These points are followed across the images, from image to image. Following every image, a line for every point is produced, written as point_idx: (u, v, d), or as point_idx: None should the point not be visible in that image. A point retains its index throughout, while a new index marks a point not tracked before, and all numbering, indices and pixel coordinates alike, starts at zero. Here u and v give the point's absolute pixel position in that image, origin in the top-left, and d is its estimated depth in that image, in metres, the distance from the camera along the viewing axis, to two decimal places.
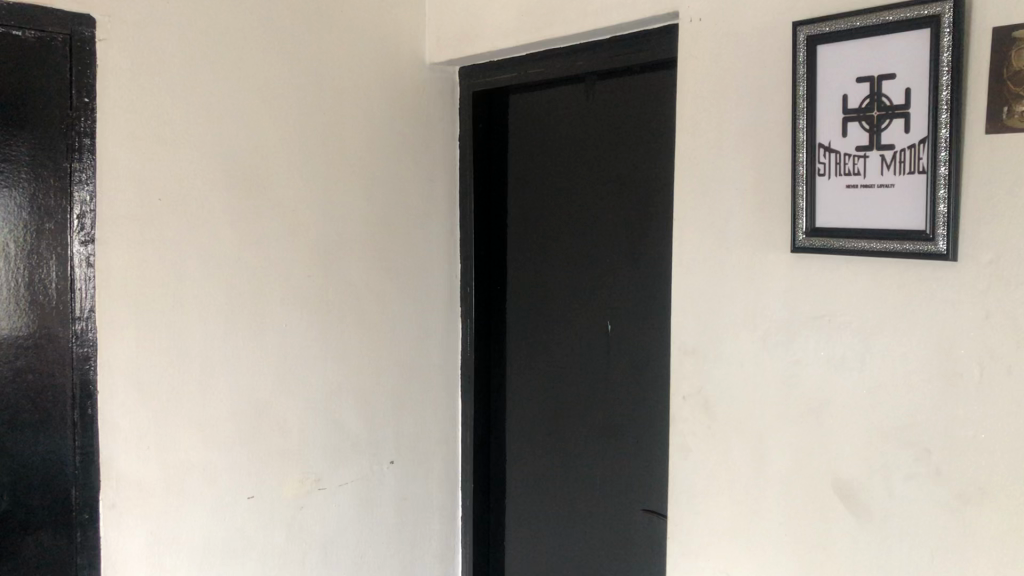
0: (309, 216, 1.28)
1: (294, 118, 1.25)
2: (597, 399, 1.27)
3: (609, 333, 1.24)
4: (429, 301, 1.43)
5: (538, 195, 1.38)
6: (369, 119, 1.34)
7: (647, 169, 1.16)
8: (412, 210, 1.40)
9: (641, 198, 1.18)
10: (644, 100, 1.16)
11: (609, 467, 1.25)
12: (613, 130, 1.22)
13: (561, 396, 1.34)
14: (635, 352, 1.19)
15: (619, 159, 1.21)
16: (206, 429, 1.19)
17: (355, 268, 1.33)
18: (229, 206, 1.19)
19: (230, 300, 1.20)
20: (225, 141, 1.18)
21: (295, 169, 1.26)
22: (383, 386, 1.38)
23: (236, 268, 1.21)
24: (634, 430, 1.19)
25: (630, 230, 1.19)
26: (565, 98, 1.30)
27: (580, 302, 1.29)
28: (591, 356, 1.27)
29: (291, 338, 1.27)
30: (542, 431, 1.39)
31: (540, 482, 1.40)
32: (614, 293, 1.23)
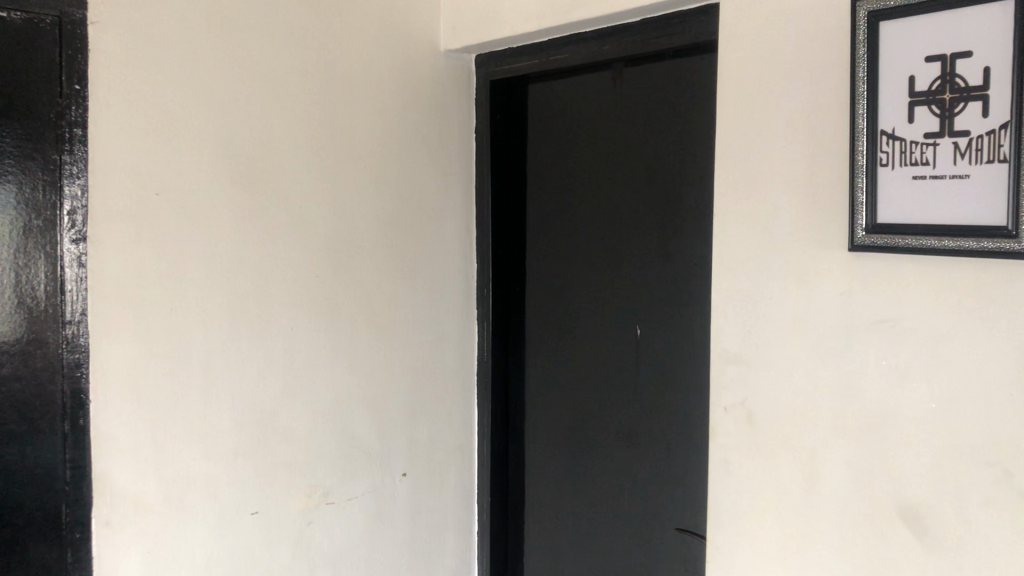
0: (318, 213, 1.20)
1: (302, 108, 1.17)
2: (627, 407, 1.19)
3: (639, 338, 1.16)
4: (444, 303, 1.36)
5: (560, 191, 1.30)
6: (382, 110, 1.26)
7: (683, 162, 1.09)
8: (426, 206, 1.32)
9: (675, 193, 1.10)
10: (679, 88, 1.09)
11: (642, 481, 1.17)
12: (645, 120, 1.14)
13: (585, 405, 1.26)
14: (670, 357, 1.12)
15: (651, 152, 1.13)
16: (208, 440, 1.11)
17: (367, 268, 1.26)
18: (233, 203, 1.12)
19: (235, 302, 1.12)
20: (227, 133, 1.11)
21: (303, 163, 1.18)
22: (396, 393, 1.30)
23: (240, 269, 1.13)
24: (674, 440, 1.12)
25: (664, 227, 1.12)
26: (591, 87, 1.22)
27: (607, 303, 1.22)
28: (620, 362, 1.20)
29: (299, 343, 1.19)
30: (565, 441, 1.31)
31: (562, 496, 1.32)
32: (646, 295, 1.15)
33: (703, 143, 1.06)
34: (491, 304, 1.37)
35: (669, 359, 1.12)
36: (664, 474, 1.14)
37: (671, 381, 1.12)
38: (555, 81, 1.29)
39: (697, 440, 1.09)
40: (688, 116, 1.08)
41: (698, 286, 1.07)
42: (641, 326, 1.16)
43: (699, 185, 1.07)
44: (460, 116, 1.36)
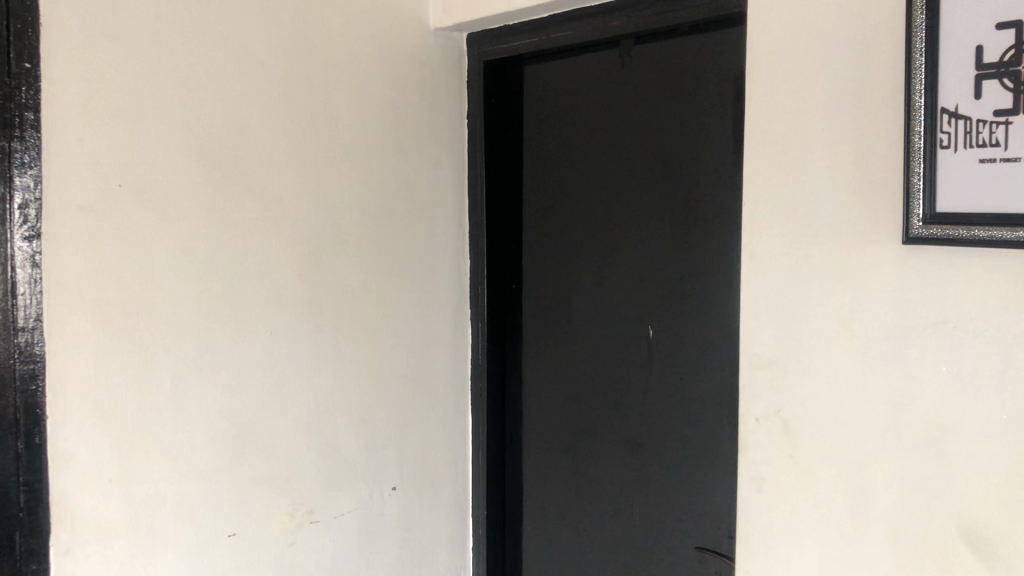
0: (301, 207, 1.10)
1: (281, 92, 1.07)
2: (643, 412, 1.12)
3: (652, 341, 1.11)
4: (434, 303, 1.26)
5: (561, 179, 1.22)
6: (368, 94, 1.16)
7: (707, 148, 1.02)
8: (416, 199, 1.23)
9: (696, 179, 1.04)
10: (701, 73, 1.03)
11: (665, 492, 1.10)
12: (658, 109, 1.08)
13: (591, 409, 1.19)
14: (693, 360, 1.05)
15: (664, 143, 1.07)
16: (179, 456, 1.01)
17: (354, 267, 1.16)
18: (205, 195, 1.01)
19: (209, 305, 1.02)
20: (199, 117, 1.00)
21: (283, 151, 1.08)
22: (385, 401, 1.20)
23: (213, 268, 1.02)
24: (706, 449, 1.04)
25: (679, 223, 1.06)
26: (594, 71, 1.15)
27: (620, 298, 1.14)
28: (630, 365, 1.13)
29: (278, 349, 1.09)
30: (569, 448, 1.23)
31: (565, 508, 1.24)
32: (657, 296, 1.10)
33: (737, 129, 0.99)
34: (485, 303, 1.28)
35: (695, 361, 1.05)
36: (694, 486, 1.06)
37: (695, 381, 1.06)
38: (552, 63, 1.21)
39: (728, 448, 1.02)
40: (710, 103, 1.02)
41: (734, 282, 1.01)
42: (654, 328, 1.10)
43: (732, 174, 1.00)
44: (450, 101, 1.27)
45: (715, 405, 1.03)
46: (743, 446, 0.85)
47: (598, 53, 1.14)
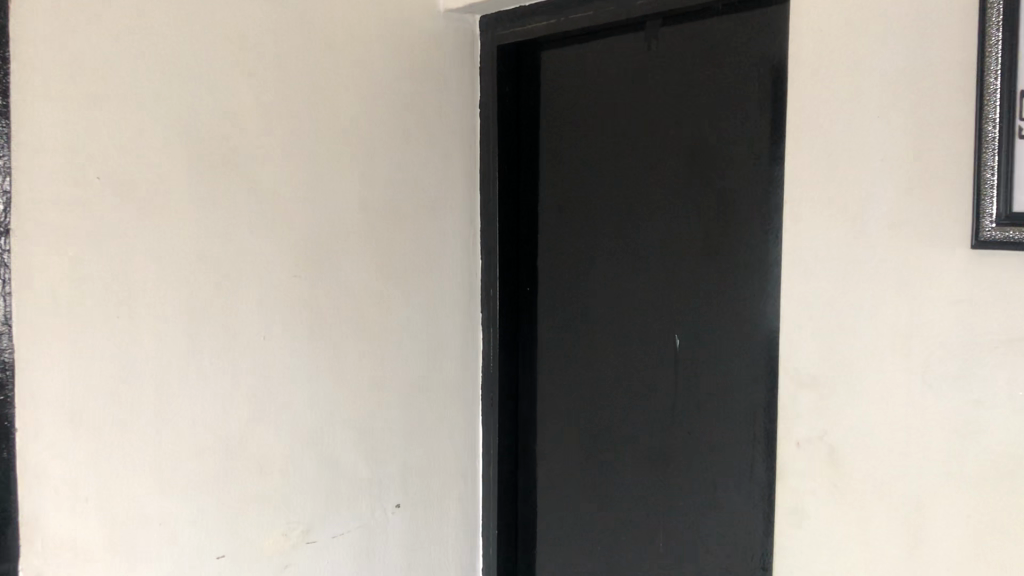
0: (299, 202, 1.01)
1: (277, 77, 0.99)
2: (670, 425, 1.04)
3: (678, 349, 1.03)
4: (442, 307, 1.18)
5: (581, 174, 1.13)
6: (372, 81, 1.08)
7: (742, 139, 0.94)
8: (424, 194, 1.14)
9: (729, 172, 0.96)
10: (737, 57, 0.94)
11: (695, 514, 1.02)
12: (688, 97, 1.00)
13: (613, 422, 1.10)
14: (728, 372, 0.97)
15: (696, 134, 0.99)
16: (163, 472, 0.93)
17: (356, 268, 1.07)
18: (192, 189, 0.92)
19: (200, 309, 0.94)
20: (186, 104, 0.92)
21: (279, 141, 0.99)
22: (389, 412, 1.12)
23: (203, 270, 0.94)
24: (740, 468, 0.96)
25: (712, 222, 0.98)
26: (618, 56, 1.07)
27: (644, 303, 1.06)
28: (655, 375, 1.05)
29: (273, 356, 1.00)
30: (587, 463, 1.14)
31: (583, 527, 1.15)
32: (686, 301, 1.01)
33: (775, 117, 0.90)
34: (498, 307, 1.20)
35: (730, 372, 0.97)
36: (726, 509, 0.98)
37: (729, 394, 0.97)
38: (571, 48, 1.12)
39: (763, 469, 0.93)
40: (746, 89, 0.93)
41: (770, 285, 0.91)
42: (681, 336, 1.02)
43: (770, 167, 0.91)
44: (462, 89, 1.18)
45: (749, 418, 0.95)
46: (783, 472, 0.76)
47: (624, 36, 1.06)
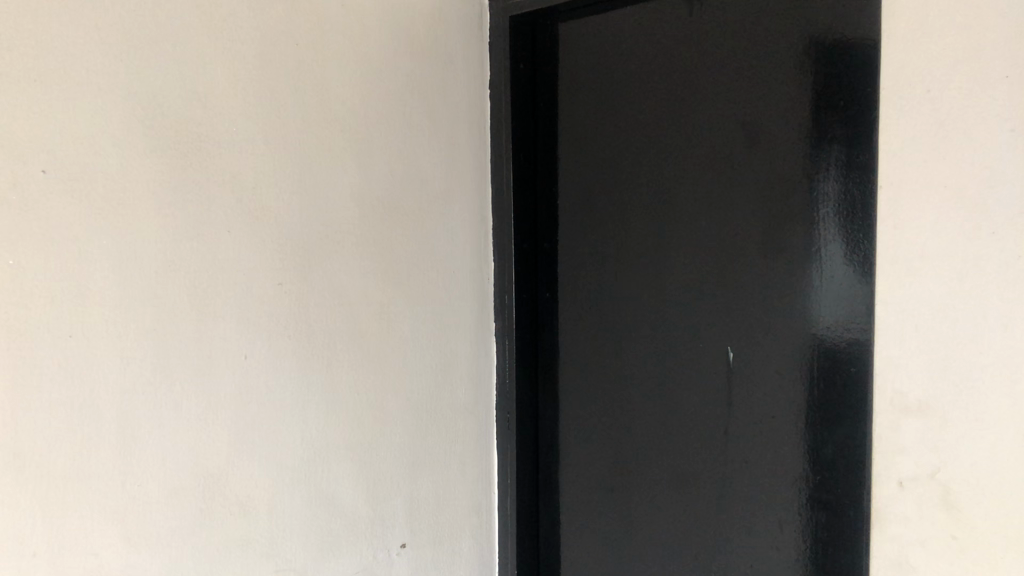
0: (282, 198, 0.87)
1: (258, 51, 0.84)
2: (724, 445, 0.96)
3: (732, 365, 0.95)
4: (449, 316, 1.05)
5: (610, 167, 1.04)
6: (371, 60, 0.94)
7: (806, 124, 0.87)
8: (429, 189, 1.01)
9: (794, 164, 0.88)
10: (796, 38, 0.87)
11: (759, 542, 0.93)
12: (738, 81, 0.92)
13: (657, 437, 1.02)
14: (791, 383, 0.89)
15: (753, 122, 0.91)
16: (129, 520, 0.76)
17: (352, 274, 0.93)
18: (160, 184, 0.77)
19: (176, 328, 0.79)
20: (151, 82, 0.76)
21: (259, 126, 0.84)
22: (393, 439, 0.98)
23: (171, 283, 0.78)
24: (814, 494, 0.87)
25: (777, 217, 0.90)
26: (655, 37, 0.99)
27: (691, 311, 0.98)
28: (711, 391, 0.97)
29: (262, 378, 0.86)
30: (622, 482, 1.06)
31: (624, 554, 1.06)
32: (744, 309, 0.93)
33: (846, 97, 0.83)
34: (516, 312, 1.09)
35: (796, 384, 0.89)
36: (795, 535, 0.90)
37: (788, 407, 0.90)
38: (595, 28, 1.03)
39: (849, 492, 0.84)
40: (804, 77, 0.87)
41: (809, 286, 0.87)
42: (734, 348, 0.95)
43: (820, 159, 0.85)
44: (463, 71, 1.06)
45: (816, 436, 0.87)
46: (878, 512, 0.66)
47: (662, 15, 0.98)
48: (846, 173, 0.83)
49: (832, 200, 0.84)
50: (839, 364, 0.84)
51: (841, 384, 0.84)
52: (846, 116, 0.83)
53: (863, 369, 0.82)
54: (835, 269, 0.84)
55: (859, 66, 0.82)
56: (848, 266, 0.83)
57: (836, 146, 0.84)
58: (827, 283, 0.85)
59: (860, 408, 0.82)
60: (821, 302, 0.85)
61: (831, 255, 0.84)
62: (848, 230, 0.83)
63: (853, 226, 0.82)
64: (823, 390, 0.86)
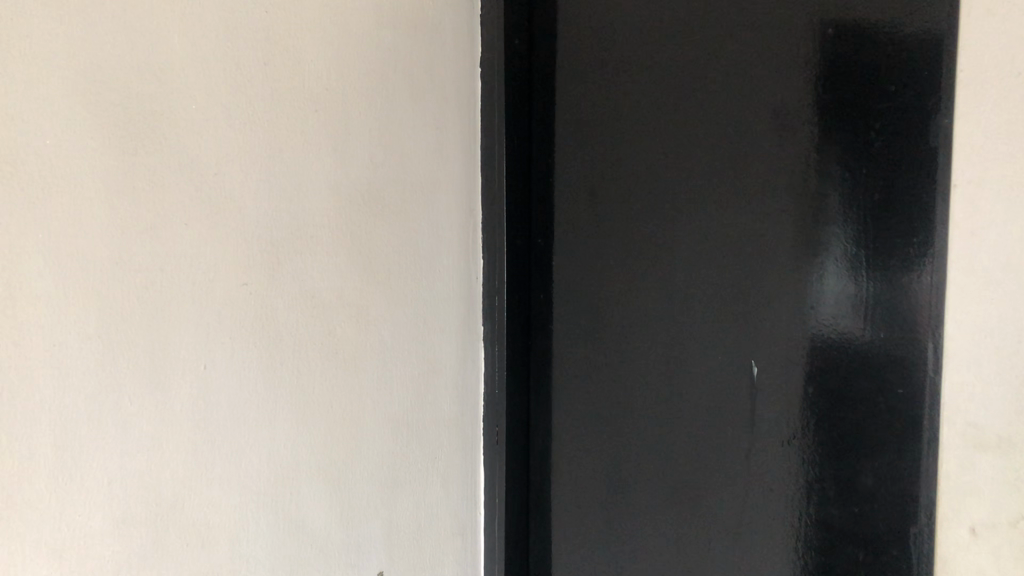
0: (245, 187, 0.76)
1: (223, 19, 0.74)
2: (731, 465, 0.87)
3: (756, 380, 0.84)
4: (433, 320, 0.95)
5: (610, 158, 0.95)
6: (348, 32, 0.84)
7: (835, 111, 0.77)
8: (413, 180, 0.91)
9: (817, 157, 0.78)
10: (819, 16, 0.77)
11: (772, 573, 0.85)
12: (749, 65, 0.83)
13: (661, 457, 0.93)
14: (819, 408, 0.79)
15: (768, 111, 0.82)
16: (77, 561, 0.65)
17: (324, 274, 0.83)
18: (110, 170, 0.66)
19: (128, 337, 0.68)
20: (99, 50, 0.65)
21: (223, 104, 0.74)
22: (369, 457, 0.88)
23: (122, 285, 0.67)
24: (843, 524, 0.79)
25: (798, 219, 0.80)
26: (663, 16, 0.90)
27: (698, 318, 0.89)
28: (725, 412, 0.87)
29: (226, 392, 0.75)
30: (620, 501, 0.97)
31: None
32: (762, 317, 0.84)
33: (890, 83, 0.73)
34: (508, 315, 0.99)
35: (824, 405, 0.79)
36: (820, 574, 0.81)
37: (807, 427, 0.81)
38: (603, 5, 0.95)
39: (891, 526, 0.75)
40: (839, 63, 0.76)
41: (852, 297, 0.77)
42: (759, 363, 0.84)
43: (862, 157, 0.75)
44: (453, 48, 0.96)
45: (853, 464, 0.78)
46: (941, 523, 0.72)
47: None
48: (897, 168, 0.73)
49: (881, 203, 0.74)
50: (885, 385, 0.75)
51: (891, 408, 0.75)
52: (897, 110, 0.73)
53: (921, 392, 0.72)
54: (886, 281, 0.74)
55: (922, 52, 0.71)
56: (905, 276, 0.73)
57: (886, 143, 0.73)
58: (875, 297, 0.75)
59: (914, 434, 0.73)
60: (868, 318, 0.75)
61: (881, 264, 0.74)
62: (905, 236, 0.73)
63: (912, 231, 0.72)
64: (862, 412, 0.77)
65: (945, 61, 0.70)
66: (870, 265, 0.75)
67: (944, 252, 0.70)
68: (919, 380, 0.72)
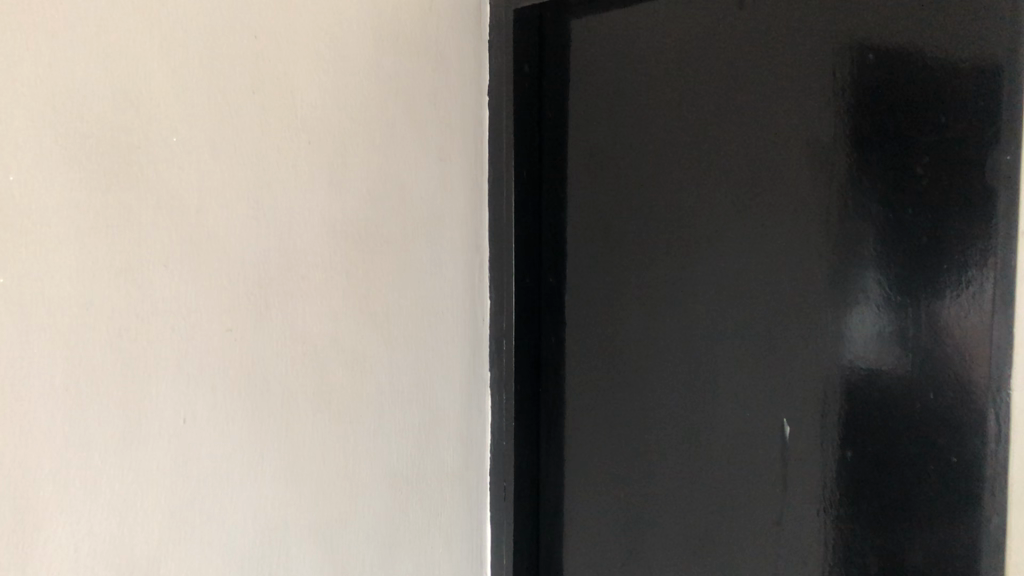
0: (228, 225, 0.70)
1: (207, 44, 0.68)
2: (759, 526, 0.80)
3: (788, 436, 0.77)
4: (437, 364, 0.89)
5: (626, 192, 0.89)
6: (345, 57, 0.78)
7: (875, 145, 0.70)
8: (416, 215, 0.85)
9: (855, 195, 0.72)
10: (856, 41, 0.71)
11: None
12: (778, 93, 0.77)
13: (683, 510, 0.86)
14: (861, 469, 0.72)
15: (796, 143, 0.75)
16: None
17: (317, 314, 0.76)
18: (77, 208, 0.60)
19: (98, 389, 0.62)
20: (66, 77, 0.60)
21: (206, 136, 0.68)
22: (366, 514, 0.81)
23: (93, 333, 0.62)
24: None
25: (832, 259, 0.73)
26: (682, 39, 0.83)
27: (722, 365, 0.82)
28: (753, 466, 0.80)
29: (208, 447, 0.69)
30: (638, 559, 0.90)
31: None
32: (793, 368, 0.77)
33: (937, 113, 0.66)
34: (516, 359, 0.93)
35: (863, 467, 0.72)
36: None
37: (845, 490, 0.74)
38: (617, 27, 0.88)
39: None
40: (879, 92, 0.70)
41: (900, 347, 0.69)
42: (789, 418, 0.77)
43: (905, 193, 0.68)
44: (459, 74, 0.90)
45: (895, 536, 0.70)
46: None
47: (694, 13, 0.82)
48: (947, 207, 0.66)
49: (932, 245, 0.67)
50: (934, 449, 0.68)
51: (946, 469, 0.67)
52: (943, 141, 0.66)
53: (980, 453, 0.65)
54: (943, 329, 0.67)
55: (973, 79, 0.64)
56: (955, 326, 0.66)
57: (932, 178, 0.66)
58: (930, 348, 0.68)
59: (969, 508, 0.66)
60: (919, 370, 0.68)
61: (936, 310, 0.67)
62: (962, 285, 0.65)
63: (968, 279, 0.65)
64: (910, 477, 0.69)
65: (1002, 86, 0.63)
66: (922, 312, 0.68)
67: (1010, 297, 0.63)
68: (977, 442, 0.65)
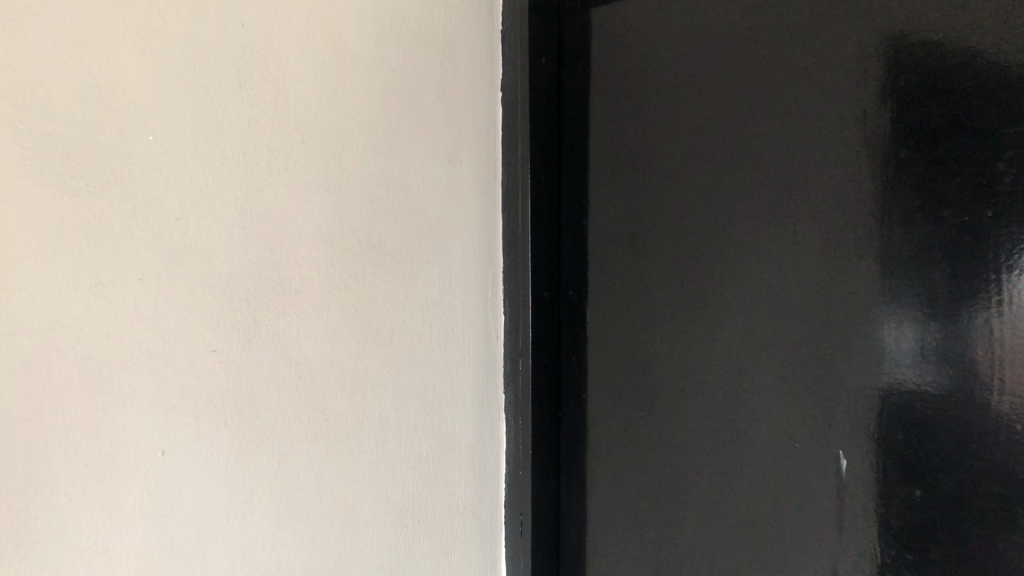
0: (217, 232, 0.61)
1: (202, 28, 0.60)
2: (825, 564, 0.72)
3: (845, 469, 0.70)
4: (446, 387, 0.82)
5: (651, 196, 0.82)
6: (348, 51, 0.71)
7: (943, 151, 0.63)
8: (423, 223, 0.78)
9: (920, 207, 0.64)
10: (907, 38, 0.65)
11: None
12: (826, 85, 0.69)
13: (729, 543, 0.78)
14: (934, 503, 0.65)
15: (848, 141, 0.68)
16: None
17: (311, 334, 0.68)
18: (46, 204, 0.51)
19: (66, 422, 0.52)
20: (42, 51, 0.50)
21: (195, 129, 0.60)
22: (368, 555, 0.73)
23: (57, 363, 0.51)
24: None
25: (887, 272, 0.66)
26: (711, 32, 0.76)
27: (766, 384, 0.74)
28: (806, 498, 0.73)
29: (196, 483, 0.60)
30: None
31: None
32: (844, 387, 0.69)
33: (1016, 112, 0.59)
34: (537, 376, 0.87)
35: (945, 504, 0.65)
36: None
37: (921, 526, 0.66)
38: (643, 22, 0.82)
39: None
40: (939, 93, 0.63)
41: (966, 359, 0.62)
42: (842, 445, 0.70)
43: (971, 193, 0.61)
44: (467, 74, 0.83)
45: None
46: None
47: (728, 4, 0.76)
48: None
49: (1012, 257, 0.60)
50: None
51: None
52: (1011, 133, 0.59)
53: None
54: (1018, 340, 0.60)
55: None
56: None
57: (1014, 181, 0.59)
58: (1003, 361, 0.61)
59: None
60: (990, 385, 0.61)
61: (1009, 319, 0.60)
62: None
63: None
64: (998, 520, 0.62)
65: None
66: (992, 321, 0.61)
67: None
68: None
